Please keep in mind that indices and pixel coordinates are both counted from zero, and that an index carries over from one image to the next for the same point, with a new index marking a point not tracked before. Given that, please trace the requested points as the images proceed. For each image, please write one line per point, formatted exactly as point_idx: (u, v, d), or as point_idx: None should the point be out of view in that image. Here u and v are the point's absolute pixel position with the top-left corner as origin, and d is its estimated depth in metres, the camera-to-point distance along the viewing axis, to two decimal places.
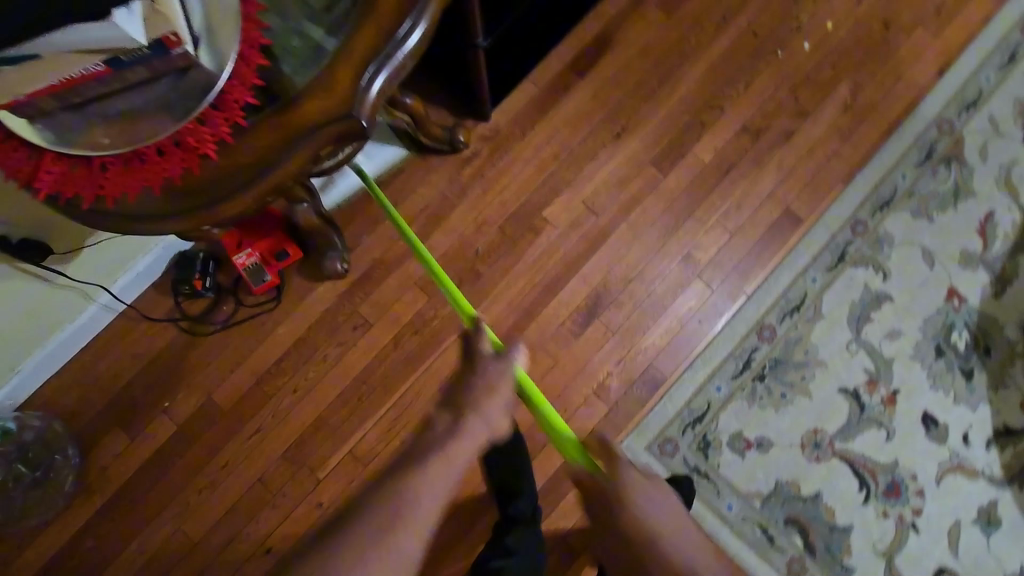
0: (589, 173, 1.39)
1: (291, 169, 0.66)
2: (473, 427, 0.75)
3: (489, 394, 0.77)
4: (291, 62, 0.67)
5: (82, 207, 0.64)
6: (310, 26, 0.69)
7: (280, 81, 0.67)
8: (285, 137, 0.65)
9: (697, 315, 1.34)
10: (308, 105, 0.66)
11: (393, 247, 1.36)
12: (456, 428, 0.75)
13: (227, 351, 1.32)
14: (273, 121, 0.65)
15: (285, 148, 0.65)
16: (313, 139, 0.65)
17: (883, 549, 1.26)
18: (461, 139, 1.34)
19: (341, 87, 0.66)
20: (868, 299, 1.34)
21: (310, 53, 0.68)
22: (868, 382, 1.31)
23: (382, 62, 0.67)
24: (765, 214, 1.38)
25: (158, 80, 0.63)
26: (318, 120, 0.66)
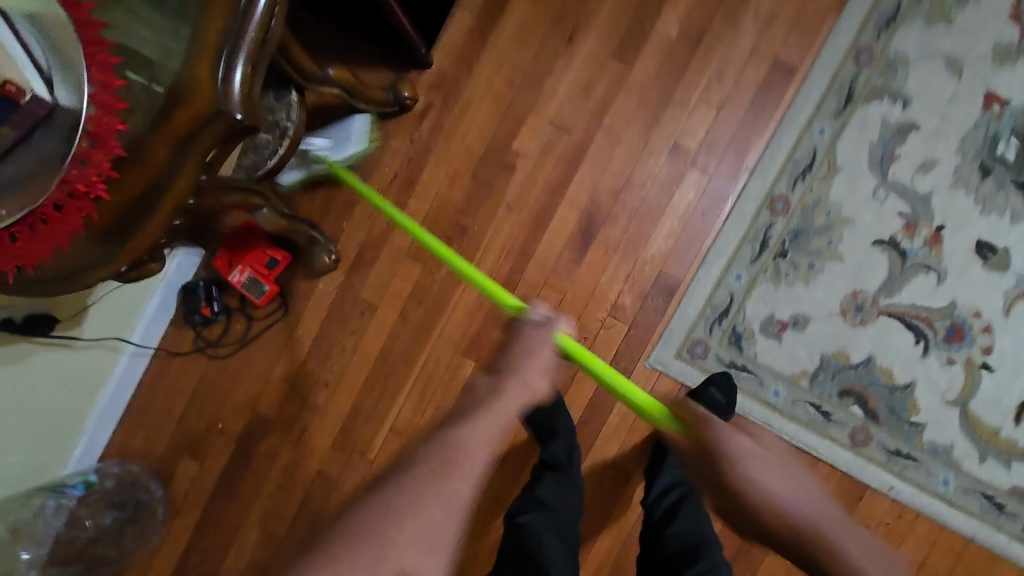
0: (549, 88, 1.28)
1: (189, 179, 0.69)
2: (515, 386, 0.80)
3: (529, 355, 0.83)
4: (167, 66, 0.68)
5: (9, 281, 0.64)
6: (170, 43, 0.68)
7: (163, 84, 0.68)
8: (172, 151, 0.67)
9: (700, 206, 1.24)
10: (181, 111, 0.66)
11: (375, 224, 1.33)
12: (497, 387, 0.80)
13: (255, 365, 1.37)
14: (151, 136, 0.66)
15: (174, 160, 0.67)
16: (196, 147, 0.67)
17: (954, 398, 1.17)
18: (406, 95, 1.27)
19: None
20: (890, 135, 1.18)
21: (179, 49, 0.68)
22: (905, 227, 1.18)
23: (232, 46, 0.65)
24: (751, 74, 1.22)
25: (33, 135, 0.62)
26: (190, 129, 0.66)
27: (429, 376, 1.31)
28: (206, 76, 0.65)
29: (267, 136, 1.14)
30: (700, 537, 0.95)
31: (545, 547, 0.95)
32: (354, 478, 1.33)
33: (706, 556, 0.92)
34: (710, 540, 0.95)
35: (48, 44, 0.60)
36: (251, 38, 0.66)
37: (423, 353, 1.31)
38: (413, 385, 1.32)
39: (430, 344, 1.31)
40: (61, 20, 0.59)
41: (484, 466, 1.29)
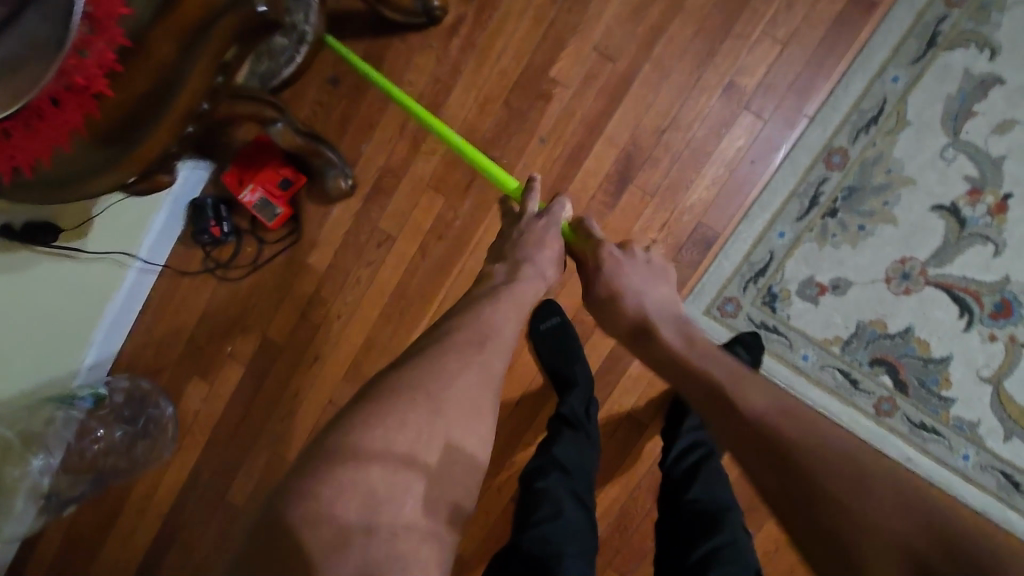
0: (597, 9, 1.15)
1: (196, 87, 0.58)
2: (528, 274, 0.87)
3: (540, 240, 0.91)
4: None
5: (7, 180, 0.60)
6: None
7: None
8: (179, 46, 0.55)
9: (749, 153, 1.14)
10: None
11: (398, 149, 1.24)
12: (516, 274, 0.87)
13: (266, 291, 1.33)
14: (153, 28, 0.54)
15: (180, 62, 0.56)
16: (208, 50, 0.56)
17: (990, 375, 1.13)
18: (436, 6, 1.12)
19: None
20: (971, 87, 1.07)
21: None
22: (970, 192, 1.09)
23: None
24: (825, 9, 1.10)
25: (20, 16, 0.53)
26: (204, 15, 0.55)
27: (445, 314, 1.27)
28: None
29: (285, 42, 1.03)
30: (721, 504, 0.93)
31: (567, 517, 0.88)
32: None
33: (727, 526, 0.88)
34: (730, 508, 0.93)
35: None
36: None
37: (440, 291, 1.26)
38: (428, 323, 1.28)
39: (449, 281, 1.25)
40: None
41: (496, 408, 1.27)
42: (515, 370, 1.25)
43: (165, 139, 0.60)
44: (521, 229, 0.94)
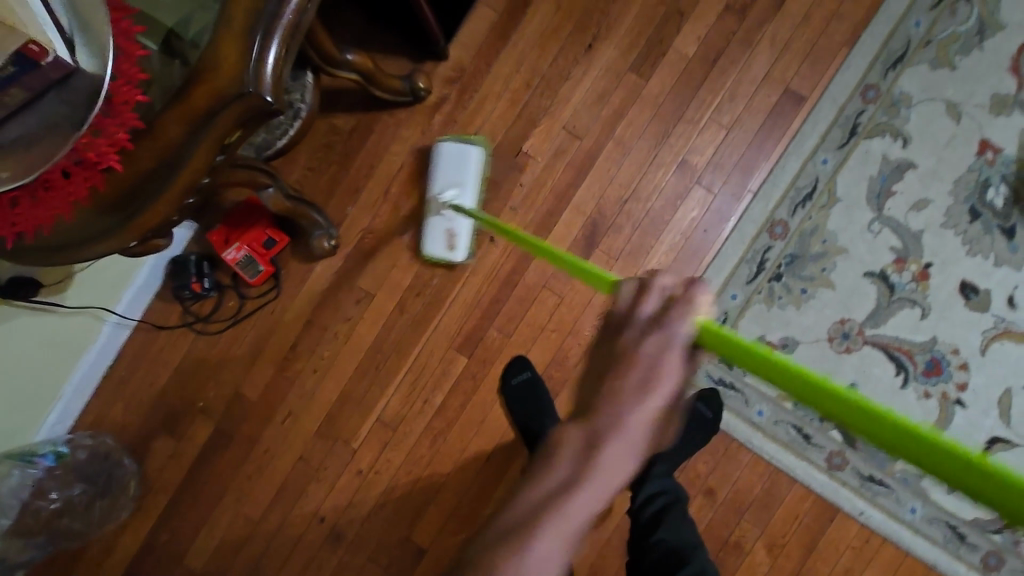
0: (564, 94, 1.29)
1: (199, 163, 0.62)
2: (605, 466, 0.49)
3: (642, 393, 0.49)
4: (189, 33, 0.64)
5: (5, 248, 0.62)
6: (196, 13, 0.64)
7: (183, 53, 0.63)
8: (188, 128, 0.60)
9: (702, 224, 1.26)
10: (199, 91, 0.60)
11: (380, 213, 1.32)
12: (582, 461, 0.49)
13: (244, 344, 1.35)
14: (166, 113, 0.61)
15: (189, 141, 0.61)
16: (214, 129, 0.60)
17: (928, 430, 1.22)
18: (422, 87, 1.26)
19: (228, 64, 0.60)
20: (889, 171, 1.22)
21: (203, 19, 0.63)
22: (896, 261, 1.22)
23: (267, 26, 0.60)
24: (761, 101, 1.25)
25: (42, 97, 0.57)
26: (216, 101, 0.60)
27: (421, 369, 1.31)
28: (235, 54, 0.60)
29: (286, 120, 1.14)
30: (687, 542, 0.99)
31: None
32: (335, 466, 1.32)
33: (695, 560, 0.96)
34: (695, 546, 0.99)
35: (69, 4, 0.57)
36: (290, 17, 0.61)
37: (416, 345, 1.31)
38: (403, 378, 1.31)
39: (425, 336, 1.31)
40: None
41: (468, 463, 1.29)
42: (486, 425, 1.29)
43: (166, 210, 0.62)
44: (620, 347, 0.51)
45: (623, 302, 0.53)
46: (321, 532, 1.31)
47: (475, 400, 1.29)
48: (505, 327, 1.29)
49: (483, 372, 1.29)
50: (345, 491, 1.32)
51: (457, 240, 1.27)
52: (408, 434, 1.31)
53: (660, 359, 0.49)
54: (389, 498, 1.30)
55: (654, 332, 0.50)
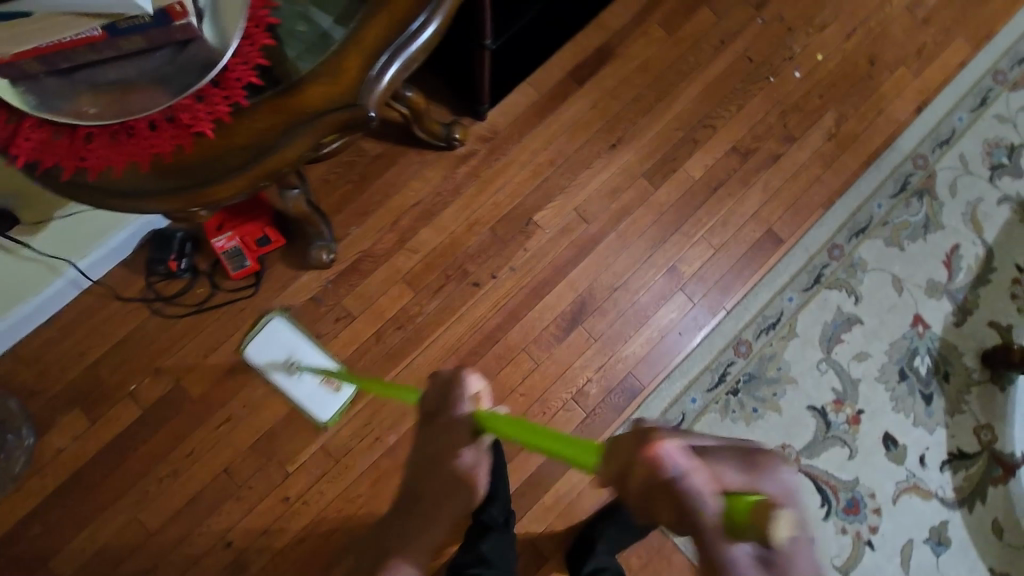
0: (582, 180, 1.40)
1: (288, 156, 0.66)
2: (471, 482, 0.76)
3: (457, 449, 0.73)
4: (296, 47, 0.69)
5: (62, 178, 0.66)
6: (314, 10, 0.71)
7: (285, 65, 0.69)
8: (292, 122, 0.67)
9: (678, 326, 1.36)
10: (312, 91, 0.68)
11: (382, 240, 1.34)
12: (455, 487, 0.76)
13: (201, 336, 1.28)
14: (269, 103, 0.67)
15: (284, 134, 0.66)
16: (314, 127, 0.66)
17: (840, 565, 1.29)
18: (458, 137, 1.34)
19: (344, 79, 0.68)
20: (840, 321, 1.39)
21: (317, 40, 0.70)
22: (835, 401, 1.35)
23: (394, 52, 0.69)
24: (748, 232, 1.41)
25: (156, 52, 0.66)
26: (326, 106, 0.67)
27: (381, 404, 1.28)
28: (356, 68, 0.68)
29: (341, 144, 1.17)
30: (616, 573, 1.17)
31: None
32: (262, 485, 1.23)
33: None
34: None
35: None
36: (412, 53, 0.69)
37: (383, 378, 1.28)
38: (360, 409, 1.27)
39: (393, 372, 1.29)
40: None
41: None
42: None
43: (237, 190, 0.66)
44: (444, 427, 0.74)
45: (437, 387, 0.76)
46: (225, 557, 1.20)
47: None
48: None
49: None
50: (265, 516, 1.22)
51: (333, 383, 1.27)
52: (351, 468, 1.25)
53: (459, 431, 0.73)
54: (313, 532, 1.22)
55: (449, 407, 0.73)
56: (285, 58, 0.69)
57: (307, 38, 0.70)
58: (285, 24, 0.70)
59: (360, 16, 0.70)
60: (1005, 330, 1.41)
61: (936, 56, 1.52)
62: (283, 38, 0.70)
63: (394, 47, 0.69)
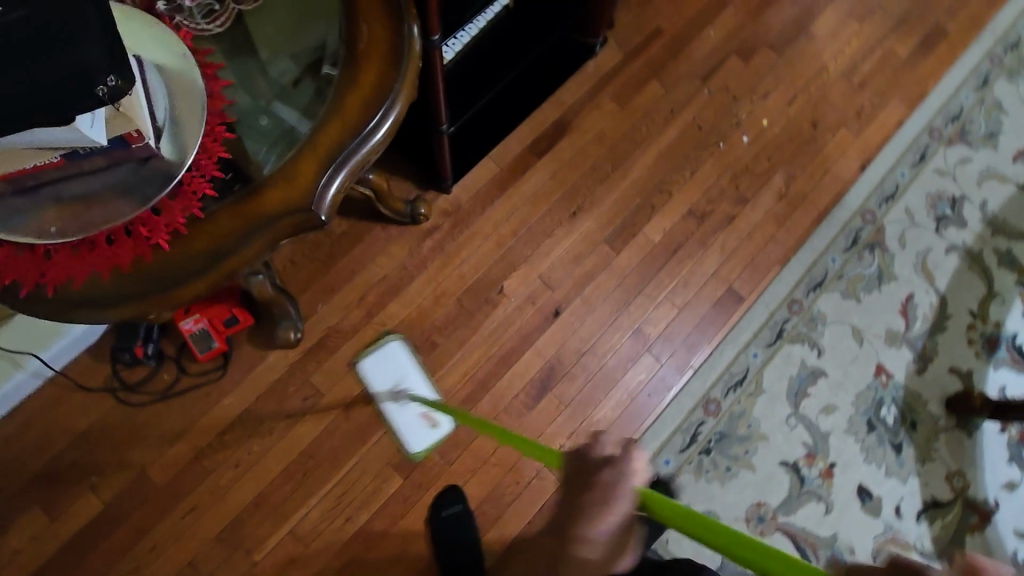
0: (545, 248, 1.45)
1: (247, 256, 0.70)
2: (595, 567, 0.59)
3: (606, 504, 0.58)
4: (259, 144, 0.75)
5: (21, 293, 0.68)
6: (279, 105, 0.78)
7: (247, 163, 0.73)
8: (245, 227, 0.70)
9: (647, 387, 1.38)
10: (271, 195, 0.71)
11: (351, 314, 1.37)
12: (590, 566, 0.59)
13: (168, 421, 1.28)
14: (229, 209, 0.70)
15: (241, 237, 0.70)
16: (270, 230, 0.70)
17: None
18: (422, 213, 1.39)
19: (301, 178, 0.71)
20: (805, 374, 1.41)
21: (283, 134, 0.75)
22: (807, 456, 1.36)
23: (340, 163, 0.72)
24: (708, 291, 1.46)
25: (117, 167, 0.69)
26: (283, 209, 0.70)
27: (352, 483, 1.27)
28: (312, 169, 0.71)
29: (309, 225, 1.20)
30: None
31: None
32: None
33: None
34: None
35: (171, 101, 0.71)
36: (361, 156, 0.72)
37: (354, 456, 1.28)
38: (330, 489, 1.26)
39: (363, 450, 1.29)
40: (197, 101, 0.71)
41: None
42: (405, 554, 1.25)
43: (201, 290, 0.70)
44: (582, 483, 0.61)
45: (599, 451, 0.62)
46: None
47: (401, 525, 1.26)
48: (447, 453, 1.30)
49: (414, 498, 1.27)
50: None
51: (433, 416, 1.30)
52: (321, 552, 1.23)
53: (616, 485, 0.59)
54: None
55: (613, 467, 0.60)
56: (247, 153, 0.74)
57: (271, 133, 0.76)
58: (246, 121, 0.76)
59: (322, 114, 0.74)
60: (967, 375, 1.44)
61: (873, 117, 1.62)
62: (242, 134, 0.75)
63: (341, 158, 0.72)
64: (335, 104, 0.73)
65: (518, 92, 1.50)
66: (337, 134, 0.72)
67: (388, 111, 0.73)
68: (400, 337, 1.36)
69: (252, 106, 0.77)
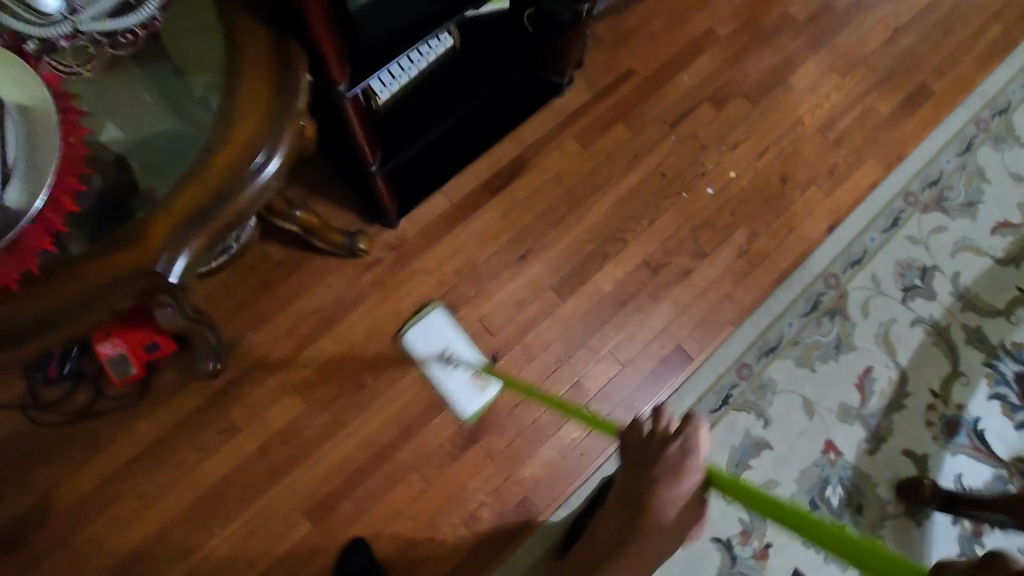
0: (489, 291, 1.40)
1: (103, 310, 0.67)
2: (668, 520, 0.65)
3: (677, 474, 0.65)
4: (150, 178, 0.72)
5: None
6: (184, 125, 0.75)
7: (124, 200, 0.70)
8: (105, 278, 0.66)
9: (580, 446, 1.32)
10: (132, 247, 0.67)
11: (279, 346, 1.32)
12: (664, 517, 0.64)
13: (76, 445, 1.23)
14: (94, 258, 0.66)
15: (97, 291, 0.66)
16: (130, 283, 0.67)
17: None
18: (361, 247, 1.33)
19: (161, 230, 0.68)
20: (748, 445, 1.34)
21: (172, 164, 0.72)
22: (741, 533, 1.29)
23: (215, 208, 0.69)
24: (655, 348, 1.40)
25: None
26: (147, 261, 0.68)
27: (259, 524, 1.23)
28: (172, 221, 0.69)
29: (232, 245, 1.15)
30: None
31: None
32: None
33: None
34: None
35: (24, 145, 0.63)
36: (224, 216, 0.70)
37: (264, 496, 1.24)
38: (235, 529, 1.22)
39: (275, 489, 1.25)
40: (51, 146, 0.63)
41: None
42: None
43: (57, 344, 0.66)
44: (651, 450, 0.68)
45: (665, 423, 0.69)
46: None
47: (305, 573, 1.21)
48: (365, 499, 1.26)
49: (323, 545, 1.23)
50: None
51: (481, 380, 1.33)
52: None
53: (687, 455, 0.66)
54: None
55: (680, 438, 0.66)
56: (134, 184, 0.72)
57: (167, 160, 0.73)
58: (144, 149, 0.74)
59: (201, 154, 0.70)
60: (921, 460, 1.36)
61: (847, 176, 1.56)
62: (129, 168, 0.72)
63: (218, 199, 0.69)
64: (211, 148, 0.70)
65: (474, 128, 1.46)
66: (201, 188, 0.69)
67: (271, 151, 0.71)
68: (439, 307, 1.37)
69: (155, 133, 0.75)
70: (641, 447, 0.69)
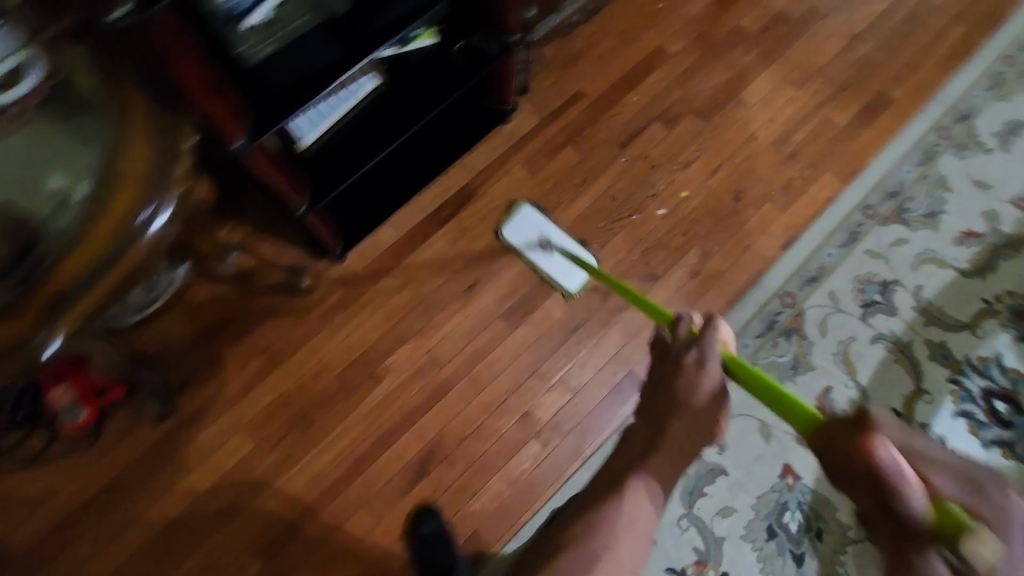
0: (437, 322, 1.40)
1: None
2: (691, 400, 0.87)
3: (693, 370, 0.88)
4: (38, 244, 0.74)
5: None
6: (72, 191, 0.76)
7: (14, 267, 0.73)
8: None
9: (531, 477, 1.31)
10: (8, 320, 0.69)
11: (228, 385, 1.33)
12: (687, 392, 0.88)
13: (29, 491, 1.25)
14: None
15: None
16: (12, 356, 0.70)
17: None
18: (303, 283, 1.36)
19: (38, 302, 0.70)
20: (703, 472, 1.32)
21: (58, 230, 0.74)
22: (697, 563, 1.26)
23: (103, 268, 0.72)
24: (607, 375, 1.38)
25: None
26: (27, 333, 0.70)
27: (208, 566, 1.22)
28: (52, 292, 0.71)
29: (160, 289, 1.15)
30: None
31: None
32: None
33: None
34: None
35: None
36: (103, 284, 0.73)
37: (213, 537, 1.24)
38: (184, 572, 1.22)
39: (224, 530, 1.25)
40: None
41: None
42: None
43: None
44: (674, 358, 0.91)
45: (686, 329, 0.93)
46: None
47: None
48: (312, 540, 1.25)
49: None
50: None
51: (568, 265, 1.43)
52: None
53: (702, 359, 0.89)
54: None
55: (696, 346, 0.90)
56: (25, 252, 0.74)
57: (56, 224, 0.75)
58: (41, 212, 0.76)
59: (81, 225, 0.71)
60: None
61: (802, 191, 1.53)
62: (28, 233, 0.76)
63: (115, 253, 0.72)
64: (92, 211, 0.72)
65: (414, 161, 1.48)
66: (77, 261, 0.71)
67: (158, 207, 0.73)
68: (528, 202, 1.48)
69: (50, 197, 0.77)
70: (664, 347, 0.94)
